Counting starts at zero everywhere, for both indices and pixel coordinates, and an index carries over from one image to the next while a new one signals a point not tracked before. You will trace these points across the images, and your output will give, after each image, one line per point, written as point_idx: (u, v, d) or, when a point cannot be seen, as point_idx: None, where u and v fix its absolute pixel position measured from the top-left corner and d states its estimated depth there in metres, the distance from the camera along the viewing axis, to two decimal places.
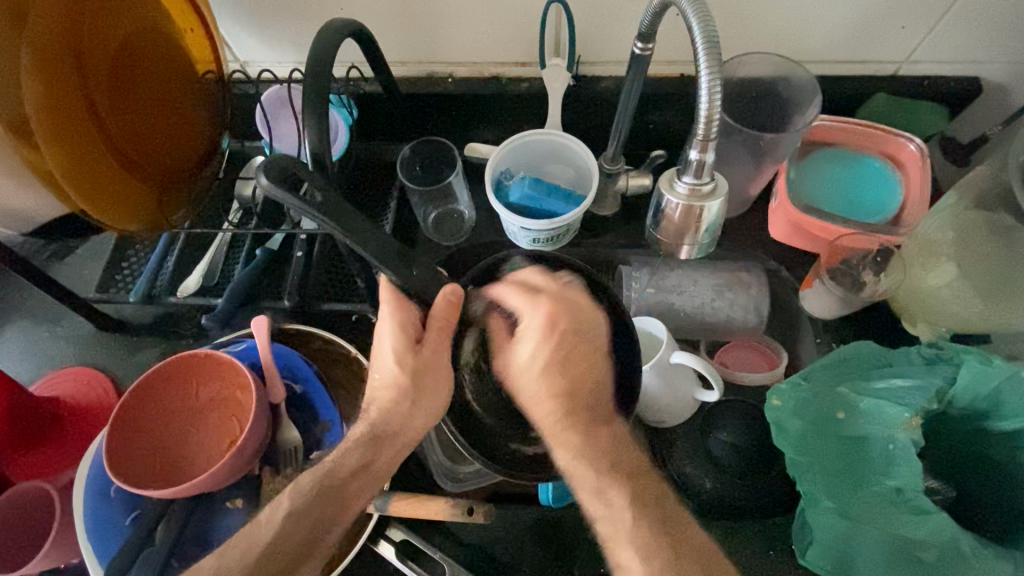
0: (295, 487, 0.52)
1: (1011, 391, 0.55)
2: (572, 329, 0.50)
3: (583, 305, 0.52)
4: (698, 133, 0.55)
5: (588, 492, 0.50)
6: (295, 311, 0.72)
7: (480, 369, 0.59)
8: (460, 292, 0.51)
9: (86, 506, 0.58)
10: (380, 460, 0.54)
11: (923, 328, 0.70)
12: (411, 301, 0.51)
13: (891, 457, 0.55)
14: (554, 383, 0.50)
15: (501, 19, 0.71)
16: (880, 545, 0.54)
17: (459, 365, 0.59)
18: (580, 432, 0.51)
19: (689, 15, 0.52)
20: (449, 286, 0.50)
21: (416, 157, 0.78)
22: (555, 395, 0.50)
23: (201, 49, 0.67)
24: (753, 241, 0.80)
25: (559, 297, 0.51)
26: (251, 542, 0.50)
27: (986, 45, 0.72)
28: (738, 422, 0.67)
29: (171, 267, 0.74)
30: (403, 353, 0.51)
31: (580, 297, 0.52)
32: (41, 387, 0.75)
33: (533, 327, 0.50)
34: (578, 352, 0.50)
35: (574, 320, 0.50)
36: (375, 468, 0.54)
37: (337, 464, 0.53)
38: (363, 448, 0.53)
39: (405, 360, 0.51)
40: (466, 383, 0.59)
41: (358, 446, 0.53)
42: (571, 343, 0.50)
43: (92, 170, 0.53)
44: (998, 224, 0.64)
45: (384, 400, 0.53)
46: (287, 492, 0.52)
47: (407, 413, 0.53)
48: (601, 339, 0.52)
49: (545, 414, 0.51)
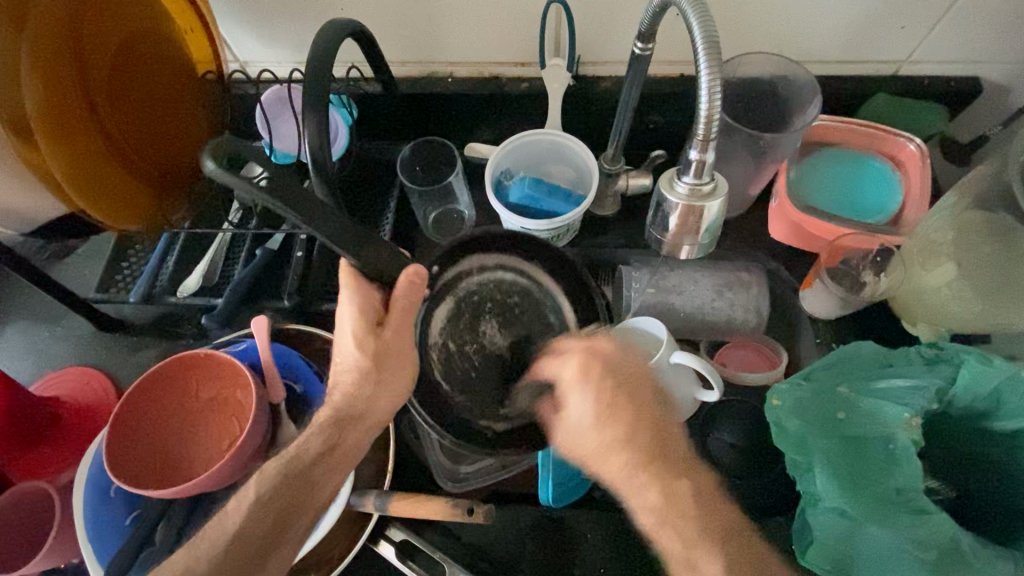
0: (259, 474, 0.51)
1: (1011, 391, 0.55)
2: (611, 375, 0.50)
3: (614, 350, 0.52)
4: (698, 133, 0.55)
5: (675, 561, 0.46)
6: (295, 311, 0.72)
7: (448, 348, 0.62)
8: (422, 273, 0.51)
9: (86, 506, 0.58)
10: (347, 439, 0.53)
11: (923, 328, 0.70)
12: (371, 284, 0.51)
13: (892, 457, 0.55)
14: (609, 435, 0.49)
15: (501, 18, 0.71)
16: (882, 544, 0.53)
17: (426, 346, 0.61)
18: (655, 477, 0.48)
19: (689, 15, 0.52)
20: (412, 266, 0.51)
21: (417, 157, 0.78)
22: (616, 441, 0.49)
23: (201, 49, 0.66)
24: (753, 242, 0.80)
25: (587, 346, 0.52)
26: (219, 533, 0.48)
27: (986, 45, 0.72)
28: (738, 422, 0.68)
29: (172, 266, 0.74)
30: (364, 336, 0.50)
31: (609, 341, 0.53)
32: (41, 387, 0.75)
33: (568, 380, 0.51)
34: (622, 397, 0.50)
35: (607, 364, 0.51)
36: (339, 450, 0.53)
37: (302, 449, 0.52)
38: (328, 432, 0.52)
39: (366, 343, 0.51)
40: (434, 364, 0.61)
41: (323, 430, 0.52)
42: (621, 384, 0.50)
43: (92, 170, 0.53)
44: (999, 224, 0.63)
45: (348, 383, 0.53)
46: (251, 480, 0.51)
47: (370, 394, 0.53)
48: (642, 382, 0.52)
49: (614, 466, 0.49)
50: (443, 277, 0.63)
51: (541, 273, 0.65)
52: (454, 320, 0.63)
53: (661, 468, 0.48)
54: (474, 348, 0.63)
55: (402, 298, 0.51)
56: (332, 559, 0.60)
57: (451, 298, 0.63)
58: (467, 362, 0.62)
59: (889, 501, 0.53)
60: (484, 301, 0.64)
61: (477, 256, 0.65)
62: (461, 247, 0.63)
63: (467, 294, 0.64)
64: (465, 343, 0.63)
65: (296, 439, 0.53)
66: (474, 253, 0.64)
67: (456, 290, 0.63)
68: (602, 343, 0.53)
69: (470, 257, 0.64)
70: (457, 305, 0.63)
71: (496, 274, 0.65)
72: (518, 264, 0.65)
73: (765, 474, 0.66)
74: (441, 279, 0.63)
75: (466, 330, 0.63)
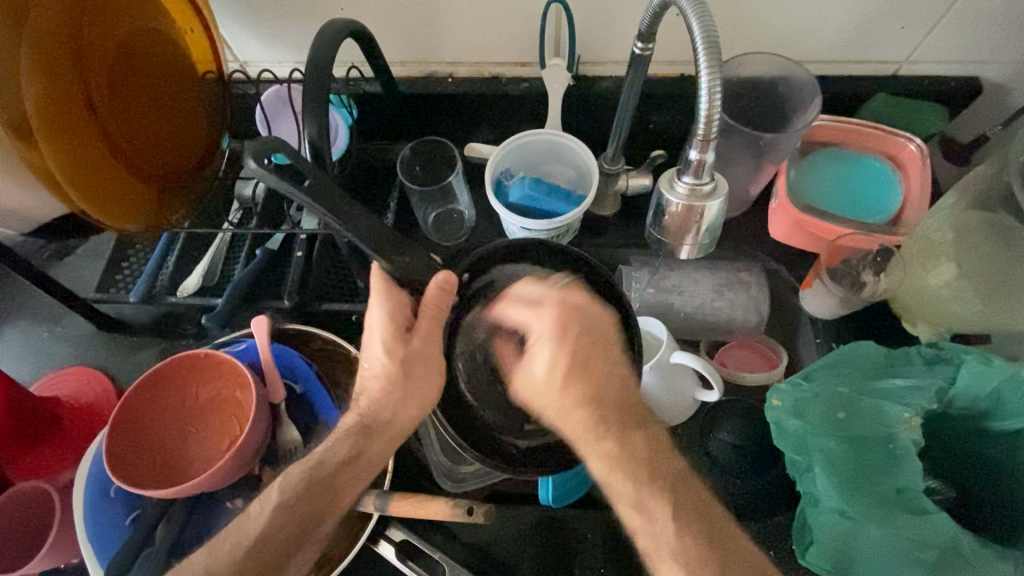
0: (283, 479, 0.52)
1: (1011, 391, 0.55)
2: (586, 332, 0.50)
3: (586, 300, 0.51)
4: (698, 133, 0.55)
5: (626, 501, 0.47)
6: (295, 311, 0.72)
7: (477, 361, 0.57)
8: (452, 280, 0.51)
9: (86, 506, 0.58)
10: (371, 450, 0.53)
11: (924, 328, 0.70)
12: (401, 290, 0.51)
13: (891, 457, 0.55)
14: (573, 392, 0.49)
15: (502, 18, 0.71)
16: (884, 544, 0.53)
17: (453, 357, 0.57)
18: (614, 439, 0.48)
19: (689, 15, 0.52)
20: (441, 274, 0.51)
21: (416, 157, 0.78)
22: (580, 399, 0.49)
23: (201, 50, 0.67)
24: (753, 242, 0.80)
25: (565, 298, 0.51)
26: (240, 534, 0.50)
27: (986, 45, 0.72)
28: (738, 421, 0.68)
29: (172, 266, 0.74)
30: (393, 343, 0.51)
31: (581, 295, 0.52)
32: (41, 386, 0.75)
33: (542, 328, 0.50)
34: (590, 353, 0.50)
35: (582, 319, 0.50)
36: (364, 458, 0.53)
37: (327, 455, 0.52)
38: (354, 438, 0.53)
39: (394, 349, 0.51)
40: (461, 376, 0.57)
41: (349, 436, 0.53)
42: (593, 342, 0.50)
43: (92, 170, 0.53)
44: (999, 225, 0.62)
45: (375, 389, 0.53)
46: (275, 484, 0.52)
47: (396, 403, 0.52)
48: (612, 336, 0.51)
49: (576, 424, 0.49)
50: (476, 284, 0.58)
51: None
52: (488, 327, 0.57)
53: (617, 422, 0.49)
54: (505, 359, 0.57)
55: (431, 305, 0.51)
56: (332, 560, 0.60)
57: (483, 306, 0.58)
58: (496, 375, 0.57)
59: (889, 501, 0.53)
60: None
61: (515, 264, 0.59)
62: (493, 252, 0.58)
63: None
64: (495, 353, 0.58)
65: (319, 446, 0.54)
66: (509, 261, 0.60)
67: (489, 296, 0.58)
68: (580, 294, 0.52)
69: (507, 264, 0.59)
70: (490, 310, 0.58)
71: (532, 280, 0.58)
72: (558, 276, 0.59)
73: (765, 474, 0.66)
74: (474, 287, 0.58)
75: (498, 338, 0.58)
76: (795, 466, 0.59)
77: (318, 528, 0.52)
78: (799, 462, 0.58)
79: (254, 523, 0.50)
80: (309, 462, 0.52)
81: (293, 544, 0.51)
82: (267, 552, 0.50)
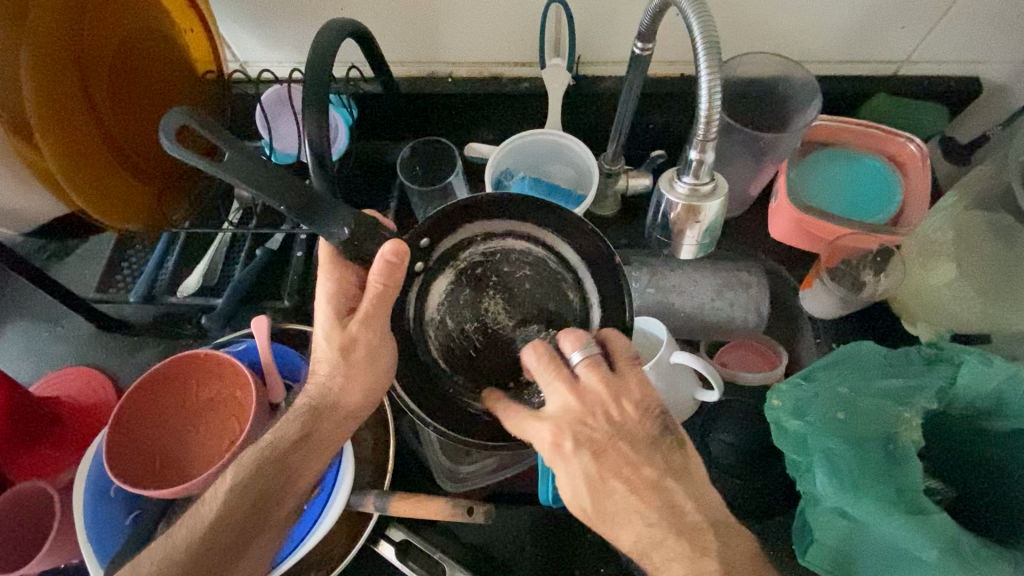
0: (238, 465, 0.53)
1: (1013, 392, 0.55)
2: (610, 433, 0.48)
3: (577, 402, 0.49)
4: (698, 133, 0.55)
5: None
6: (295, 310, 0.73)
7: (447, 326, 0.60)
8: (400, 251, 0.48)
9: (87, 505, 0.57)
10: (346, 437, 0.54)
11: (923, 327, 0.69)
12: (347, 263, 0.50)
13: (891, 457, 0.54)
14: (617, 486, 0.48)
15: (501, 18, 0.71)
16: (880, 544, 0.54)
17: (425, 324, 0.60)
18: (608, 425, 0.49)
19: (689, 15, 0.52)
20: (388, 248, 0.47)
21: (417, 157, 0.77)
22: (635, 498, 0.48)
23: (201, 49, 0.67)
24: (753, 242, 0.80)
25: (557, 415, 0.49)
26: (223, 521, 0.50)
27: (987, 46, 0.72)
28: (737, 423, 0.68)
29: (171, 267, 0.73)
30: (331, 329, 0.51)
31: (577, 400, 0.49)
32: (41, 387, 0.75)
33: (549, 447, 0.48)
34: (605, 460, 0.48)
35: (595, 422, 0.48)
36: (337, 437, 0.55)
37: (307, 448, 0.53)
38: (304, 418, 0.54)
39: (334, 334, 0.51)
40: (431, 341, 0.60)
41: (300, 416, 0.54)
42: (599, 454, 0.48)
43: (92, 168, 0.52)
44: (998, 224, 0.64)
45: (322, 375, 0.54)
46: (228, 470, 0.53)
47: (340, 387, 0.53)
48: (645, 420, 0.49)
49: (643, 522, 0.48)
50: (440, 247, 0.60)
51: (561, 243, 0.61)
52: (454, 294, 0.61)
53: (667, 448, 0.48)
54: (475, 326, 0.60)
55: (377, 279, 0.48)
56: (332, 559, 0.60)
57: (453, 269, 0.61)
58: (467, 341, 0.60)
59: (890, 501, 0.51)
60: (489, 273, 0.61)
61: (481, 223, 0.60)
62: (463, 213, 0.59)
63: (470, 265, 0.61)
64: (465, 319, 0.61)
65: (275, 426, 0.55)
66: (480, 219, 0.60)
67: (458, 261, 0.61)
68: (574, 395, 0.49)
69: (474, 224, 0.60)
70: (459, 277, 0.61)
71: (502, 244, 0.61)
72: (524, 232, 0.61)
73: (765, 474, 0.66)
74: (441, 249, 0.60)
75: (467, 305, 0.61)
76: (795, 465, 0.59)
77: (282, 507, 0.53)
78: (800, 462, 0.58)
79: (209, 509, 0.51)
80: (262, 444, 0.54)
81: (254, 525, 0.52)
82: (230, 529, 0.51)
